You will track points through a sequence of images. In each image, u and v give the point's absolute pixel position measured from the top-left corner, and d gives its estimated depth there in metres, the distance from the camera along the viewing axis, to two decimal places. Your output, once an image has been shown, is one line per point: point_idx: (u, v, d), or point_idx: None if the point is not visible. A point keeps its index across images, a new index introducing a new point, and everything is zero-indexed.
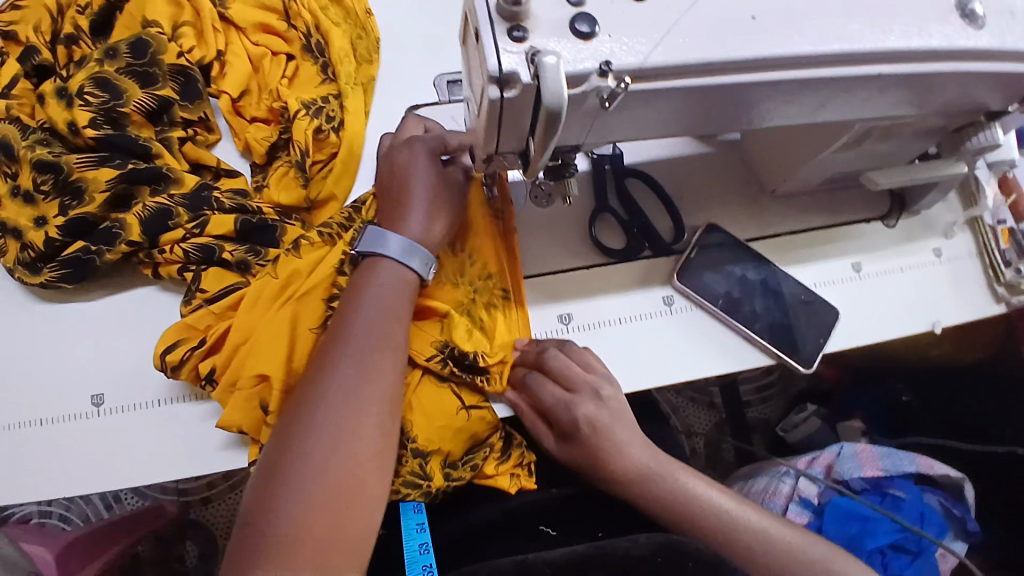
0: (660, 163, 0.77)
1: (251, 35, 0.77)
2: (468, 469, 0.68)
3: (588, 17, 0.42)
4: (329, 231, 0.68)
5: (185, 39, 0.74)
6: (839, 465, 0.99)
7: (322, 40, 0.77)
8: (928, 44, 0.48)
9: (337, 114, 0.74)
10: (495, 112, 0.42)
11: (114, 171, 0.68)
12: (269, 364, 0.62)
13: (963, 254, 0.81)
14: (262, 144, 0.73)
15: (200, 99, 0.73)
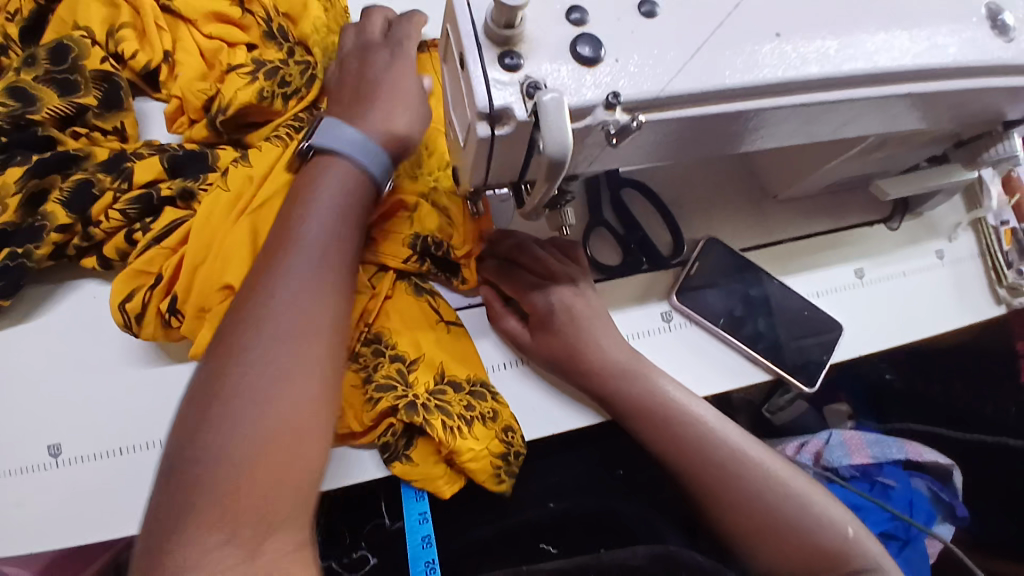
0: (658, 168, 0.73)
1: (202, 26, 0.65)
2: (459, 392, 0.61)
3: (592, 38, 0.37)
4: (282, 136, 0.62)
5: (126, 43, 0.63)
6: (828, 452, 0.94)
7: (285, 24, 0.67)
8: (959, 59, 0.44)
9: (294, 80, 0.65)
10: (485, 149, 0.37)
11: (19, 168, 0.59)
12: (234, 273, 0.55)
13: (965, 256, 0.79)
14: (199, 98, 0.63)
15: (122, 108, 0.63)
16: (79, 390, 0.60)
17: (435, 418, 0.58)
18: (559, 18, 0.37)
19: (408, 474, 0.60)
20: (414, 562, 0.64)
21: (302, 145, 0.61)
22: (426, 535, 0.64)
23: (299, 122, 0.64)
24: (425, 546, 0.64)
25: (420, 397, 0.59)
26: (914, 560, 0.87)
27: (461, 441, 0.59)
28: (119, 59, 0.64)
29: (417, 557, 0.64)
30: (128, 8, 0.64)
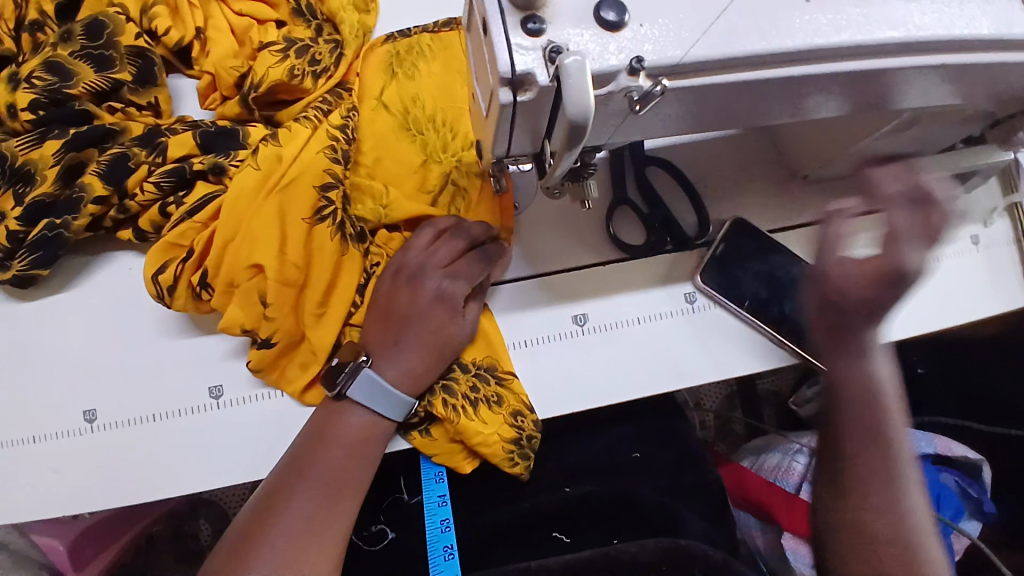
0: (684, 147, 0.72)
1: (233, 4, 0.67)
2: (468, 373, 0.62)
3: (617, 3, 0.36)
4: (311, 118, 0.61)
5: (160, 19, 0.65)
6: None
7: (313, 1, 0.68)
8: (999, 29, 0.42)
9: (326, 59, 0.65)
10: (507, 117, 0.37)
11: (57, 142, 0.61)
12: (264, 253, 0.57)
13: (1001, 242, 0.76)
14: (231, 74, 0.64)
15: (155, 84, 0.64)
16: (112, 358, 0.62)
17: (440, 398, 0.60)
18: None
19: (427, 448, 0.61)
20: (433, 547, 0.67)
21: (332, 128, 0.61)
22: (444, 518, 0.69)
23: (327, 104, 0.63)
24: (444, 529, 0.68)
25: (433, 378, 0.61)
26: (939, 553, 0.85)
27: (470, 422, 0.60)
28: (153, 36, 0.66)
29: (437, 541, 0.67)
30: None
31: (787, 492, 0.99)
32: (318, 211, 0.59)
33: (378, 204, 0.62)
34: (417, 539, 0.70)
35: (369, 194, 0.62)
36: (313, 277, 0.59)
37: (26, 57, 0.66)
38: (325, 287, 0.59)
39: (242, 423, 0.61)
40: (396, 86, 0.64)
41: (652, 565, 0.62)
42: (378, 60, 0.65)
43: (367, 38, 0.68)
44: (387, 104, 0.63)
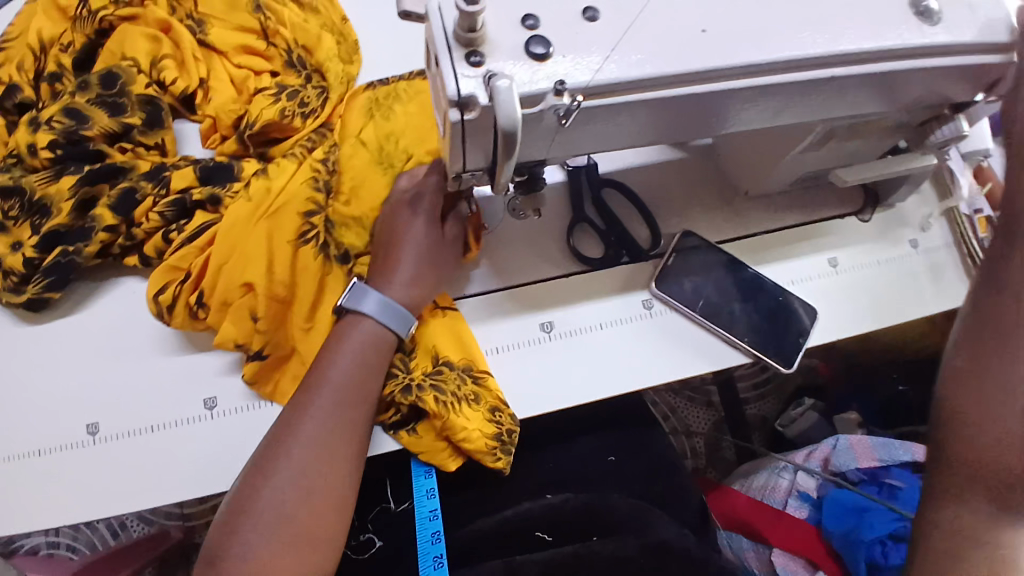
0: (637, 172, 0.79)
1: (233, 58, 0.76)
2: (453, 371, 0.67)
3: (543, 39, 0.44)
4: (296, 155, 0.70)
5: (168, 71, 0.74)
6: (835, 457, 1.05)
7: (303, 53, 0.77)
8: (874, 45, 0.51)
9: (313, 101, 0.74)
10: (458, 134, 0.44)
11: (73, 178, 0.68)
12: (254, 272, 0.64)
13: (938, 245, 0.83)
14: (231, 116, 0.73)
15: (162, 125, 0.73)
16: (117, 372, 0.67)
17: (429, 395, 0.66)
18: (517, 23, 0.45)
19: (413, 446, 0.66)
20: (424, 558, 0.69)
21: (316, 161, 0.69)
22: (435, 531, 0.71)
23: (312, 143, 0.71)
24: (434, 541, 0.71)
25: (416, 379, 0.67)
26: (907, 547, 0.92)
27: (456, 417, 0.65)
28: (161, 86, 0.75)
29: (427, 552, 0.70)
30: (172, 44, 0.76)
31: (776, 508, 1.03)
32: (302, 234, 0.66)
33: (364, 230, 0.69)
34: (401, 551, 0.72)
35: (351, 220, 0.69)
36: (299, 294, 0.66)
37: (44, 103, 0.74)
38: (308, 304, 0.66)
39: (233, 433, 0.65)
40: (375, 125, 0.71)
41: (633, 559, 0.63)
42: (360, 104, 0.73)
43: (350, 83, 0.77)
44: (363, 140, 0.71)
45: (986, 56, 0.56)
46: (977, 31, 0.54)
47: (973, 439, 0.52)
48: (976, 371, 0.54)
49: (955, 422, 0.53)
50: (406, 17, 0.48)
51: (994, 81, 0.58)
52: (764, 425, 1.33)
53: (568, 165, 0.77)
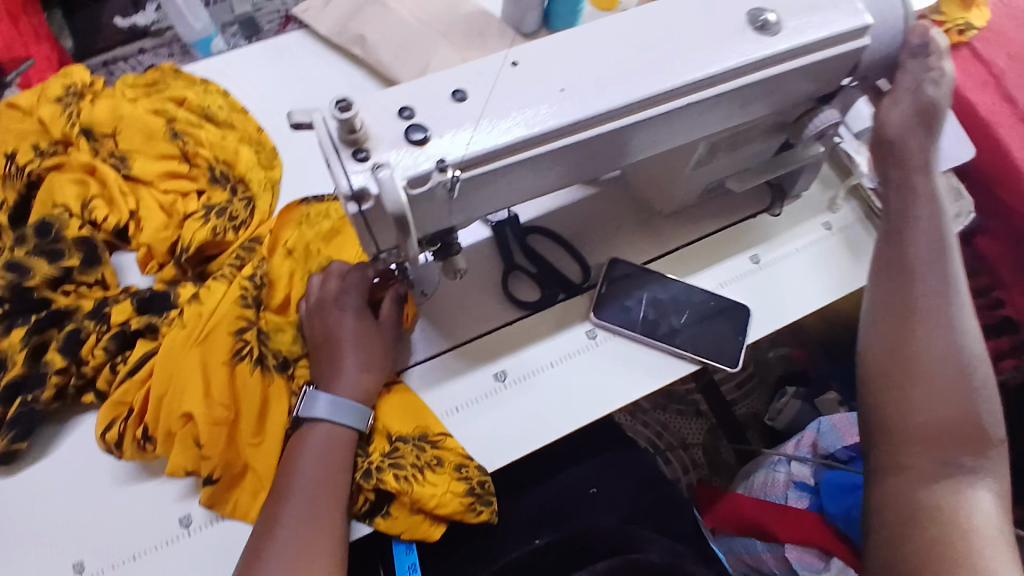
0: (556, 212, 0.84)
1: (159, 184, 0.80)
2: (409, 444, 0.69)
3: (420, 125, 0.49)
4: (226, 275, 0.73)
5: (98, 210, 0.78)
6: (822, 440, 1.09)
7: (225, 167, 0.82)
8: (723, 65, 0.56)
9: (241, 212, 0.78)
10: (360, 222, 0.49)
11: (21, 330, 0.70)
12: (193, 399, 0.66)
13: (850, 222, 0.88)
14: (164, 241, 0.77)
15: (100, 262, 0.76)
16: (86, 510, 0.68)
17: (390, 474, 0.67)
18: (395, 116, 0.50)
19: (391, 529, 0.67)
20: None
21: (245, 279, 0.71)
22: None
23: (240, 261, 0.74)
24: None
25: (375, 462, 0.68)
26: None
27: (422, 488, 0.67)
28: (94, 225, 0.78)
29: None
30: (99, 183, 0.80)
31: (780, 504, 1.04)
32: (237, 353, 0.69)
33: (297, 336, 0.73)
34: None
35: (284, 327, 0.73)
36: (242, 410, 0.68)
37: None
38: (254, 417, 0.68)
39: (209, 546, 0.66)
40: (308, 238, 0.76)
41: None
42: (294, 219, 0.78)
43: (276, 189, 0.81)
44: (294, 254, 0.76)
45: (843, 44, 0.60)
46: (821, 28, 0.58)
47: (905, 423, 0.59)
48: (891, 352, 0.62)
49: (891, 408, 0.60)
50: (300, 129, 0.50)
51: (852, 66, 0.64)
52: (754, 422, 1.40)
53: (491, 221, 0.81)
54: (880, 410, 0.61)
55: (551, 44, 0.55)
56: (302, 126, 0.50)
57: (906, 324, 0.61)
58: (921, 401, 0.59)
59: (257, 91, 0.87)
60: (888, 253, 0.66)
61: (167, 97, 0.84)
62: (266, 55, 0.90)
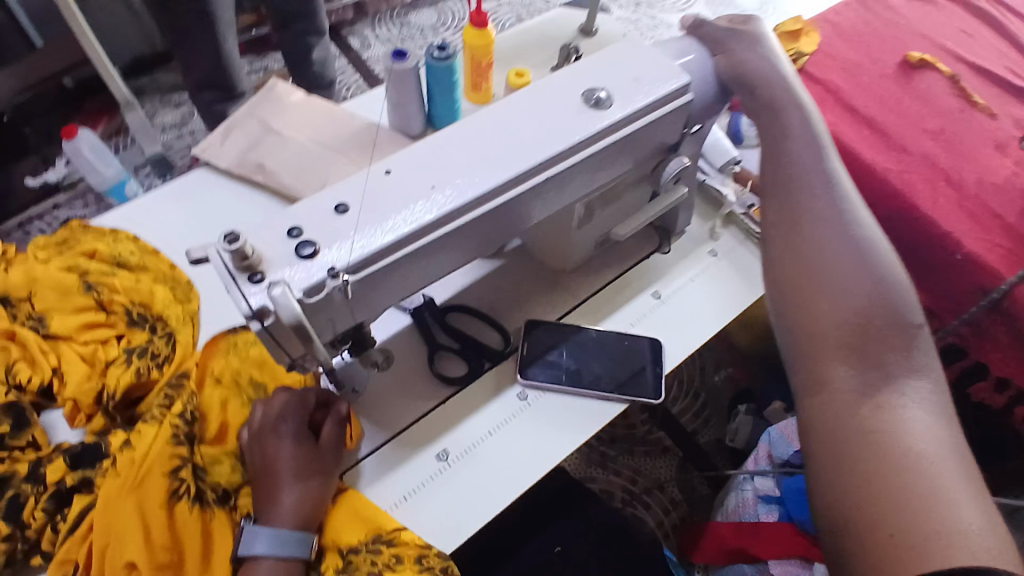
0: (471, 289, 0.90)
1: (78, 337, 0.80)
2: (361, 552, 0.69)
3: (308, 241, 0.55)
4: (156, 415, 0.73)
5: (21, 372, 0.77)
6: (774, 450, 1.14)
7: (142, 308, 0.83)
8: (571, 139, 0.64)
9: (163, 350, 0.80)
10: (265, 338, 0.53)
11: None
12: (133, 549, 0.64)
13: (732, 245, 0.98)
14: (88, 393, 0.76)
15: (29, 424, 0.74)
16: None
17: None
18: (285, 237, 0.55)
19: None
20: None
21: (176, 416, 0.72)
22: None
23: (168, 398, 0.75)
24: None
25: None
26: None
27: None
28: (19, 388, 0.77)
29: None
30: (19, 346, 0.80)
31: (754, 522, 1.06)
32: (175, 492, 0.68)
33: (237, 465, 0.73)
34: None
35: (222, 457, 0.72)
36: (186, 550, 0.66)
37: None
38: (200, 555, 0.66)
39: None
40: (240, 365, 0.77)
41: None
42: (225, 349, 0.78)
43: (195, 321, 0.83)
44: (229, 382, 0.76)
45: (671, 103, 0.70)
46: (645, 93, 0.68)
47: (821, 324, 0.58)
48: (792, 264, 0.63)
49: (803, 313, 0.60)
50: (198, 263, 0.54)
51: (686, 117, 0.74)
52: (722, 448, 1.43)
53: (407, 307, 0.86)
54: (795, 326, 0.61)
55: (419, 150, 0.62)
56: (200, 260, 0.54)
57: (796, 234, 0.64)
58: (828, 306, 0.59)
59: (164, 232, 0.89)
60: (776, 174, 0.69)
61: (79, 252, 0.85)
62: (168, 196, 0.93)
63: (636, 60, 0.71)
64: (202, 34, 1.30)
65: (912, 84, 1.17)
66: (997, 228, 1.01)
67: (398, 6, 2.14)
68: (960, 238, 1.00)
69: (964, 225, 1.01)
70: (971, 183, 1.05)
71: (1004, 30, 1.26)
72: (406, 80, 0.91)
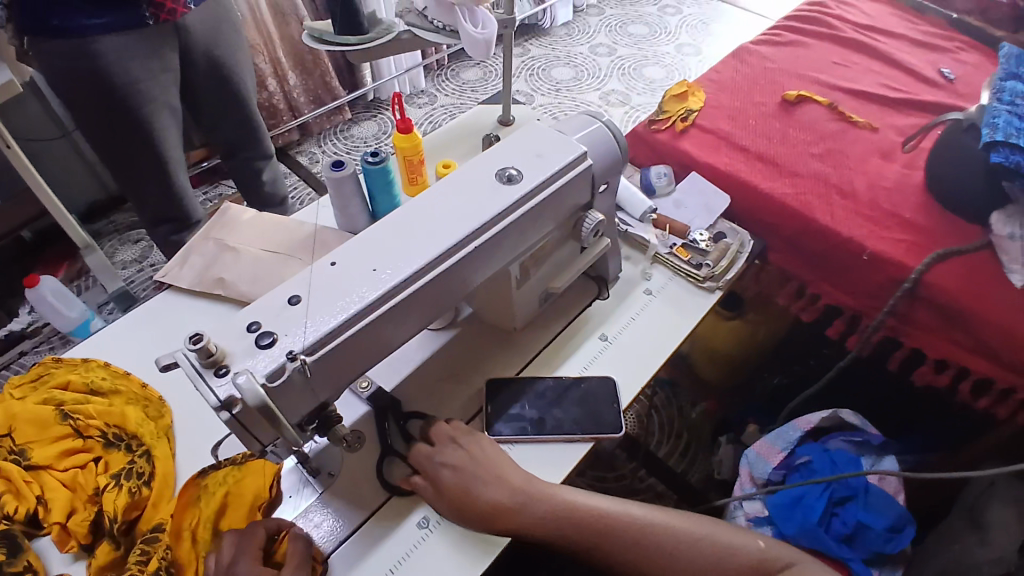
0: (431, 360, 0.95)
1: (58, 464, 0.81)
2: None
3: (267, 331, 0.61)
4: (130, 571, 0.71)
5: (6, 504, 0.77)
6: (754, 470, 1.20)
7: (118, 429, 0.84)
8: (489, 213, 0.74)
9: (146, 468, 0.81)
10: (235, 425, 0.58)
11: None
12: None
13: (665, 282, 1.07)
14: (83, 525, 0.75)
15: (22, 550, 0.74)
16: None
17: None
18: (245, 332, 0.61)
19: None
20: None
21: (150, 574, 0.70)
22: None
23: (145, 552, 0.73)
24: None
25: None
26: (874, 500, 1.10)
27: None
28: (7, 519, 0.77)
29: None
30: (3, 480, 0.80)
31: None
32: None
33: None
34: None
35: None
36: None
37: None
38: None
39: None
40: (206, 517, 0.75)
41: None
42: (192, 502, 0.77)
43: (169, 434, 0.86)
44: (197, 534, 0.75)
45: (574, 169, 0.81)
46: (548, 165, 0.79)
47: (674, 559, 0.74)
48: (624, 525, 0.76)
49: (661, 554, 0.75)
50: (167, 369, 0.59)
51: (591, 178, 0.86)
52: (713, 482, 1.45)
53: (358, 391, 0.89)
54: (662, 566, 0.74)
55: (358, 241, 0.70)
56: (169, 366, 0.60)
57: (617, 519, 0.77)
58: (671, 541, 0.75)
59: (133, 357, 0.94)
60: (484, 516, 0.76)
61: (53, 384, 0.88)
62: (134, 322, 0.98)
63: (537, 138, 0.83)
64: (156, 173, 1.40)
65: (795, 119, 1.33)
66: (894, 225, 1.13)
67: (341, 123, 2.32)
68: (864, 239, 1.11)
69: (866, 228, 1.12)
70: (863, 191, 1.18)
71: (864, 62, 1.46)
72: (347, 184, 1.01)
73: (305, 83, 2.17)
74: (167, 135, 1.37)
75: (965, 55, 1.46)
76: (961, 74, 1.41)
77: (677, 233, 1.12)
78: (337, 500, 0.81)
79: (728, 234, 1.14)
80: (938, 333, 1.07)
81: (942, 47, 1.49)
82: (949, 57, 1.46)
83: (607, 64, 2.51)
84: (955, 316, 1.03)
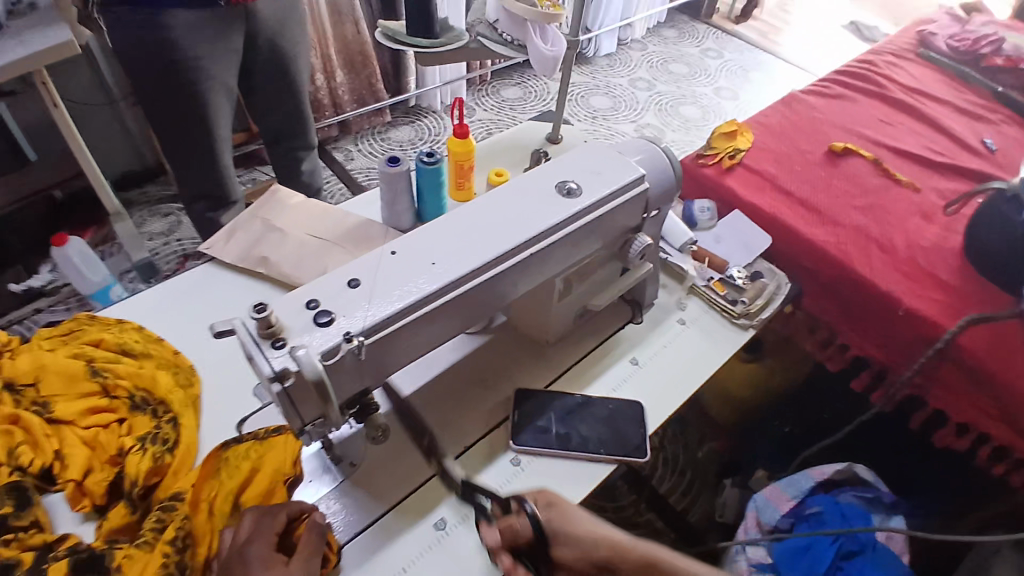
0: (461, 363, 0.95)
1: (81, 421, 0.81)
2: None
3: (325, 310, 0.61)
4: (146, 538, 0.70)
5: (24, 454, 0.76)
6: (762, 515, 1.17)
7: (145, 393, 0.84)
8: (547, 221, 0.74)
9: (171, 435, 0.80)
10: (284, 398, 0.58)
11: None
12: None
13: (699, 314, 1.07)
14: (101, 484, 0.75)
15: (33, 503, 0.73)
16: None
17: None
18: (303, 308, 0.62)
19: None
20: None
21: (166, 543, 0.70)
22: None
23: (162, 519, 0.72)
24: None
25: None
26: (881, 558, 1.08)
27: None
28: (22, 470, 0.76)
29: None
30: (23, 429, 0.79)
31: None
32: None
33: None
34: None
35: None
36: None
37: None
38: None
39: None
40: (226, 489, 0.75)
41: None
42: (212, 473, 0.77)
43: (196, 405, 0.85)
44: (214, 507, 0.74)
45: (631, 191, 0.82)
46: (608, 183, 0.80)
47: None
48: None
49: None
50: (221, 335, 0.59)
51: (646, 203, 0.87)
52: (712, 523, 1.40)
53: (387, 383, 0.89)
54: None
55: (418, 234, 0.70)
56: (224, 332, 0.60)
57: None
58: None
59: (167, 324, 0.94)
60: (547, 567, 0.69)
61: (85, 340, 0.88)
62: (170, 290, 0.98)
63: (596, 156, 0.84)
64: (202, 148, 1.42)
65: (838, 171, 1.34)
66: (931, 285, 1.13)
67: (379, 125, 2.35)
68: (901, 295, 1.10)
69: (903, 284, 1.12)
70: (902, 249, 1.18)
71: (909, 123, 1.48)
72: (398, 181, 1.02)
73: (351, 81, 2.21)
74: (219, 115, 1.38)
75: (1009, 127, 1.48)
76: (1004, 145, 1.43)
77: (715, 268, 1.13)
78: (357, 490, 0.80)
79: (764, 274, 1.14)
80: (964, 397, 1.07)
81: (987, 117, 1.50)
82: (995, 128, 1.48)
83: (644, 99, 2.55)
84: (986, 382, 1.02)
